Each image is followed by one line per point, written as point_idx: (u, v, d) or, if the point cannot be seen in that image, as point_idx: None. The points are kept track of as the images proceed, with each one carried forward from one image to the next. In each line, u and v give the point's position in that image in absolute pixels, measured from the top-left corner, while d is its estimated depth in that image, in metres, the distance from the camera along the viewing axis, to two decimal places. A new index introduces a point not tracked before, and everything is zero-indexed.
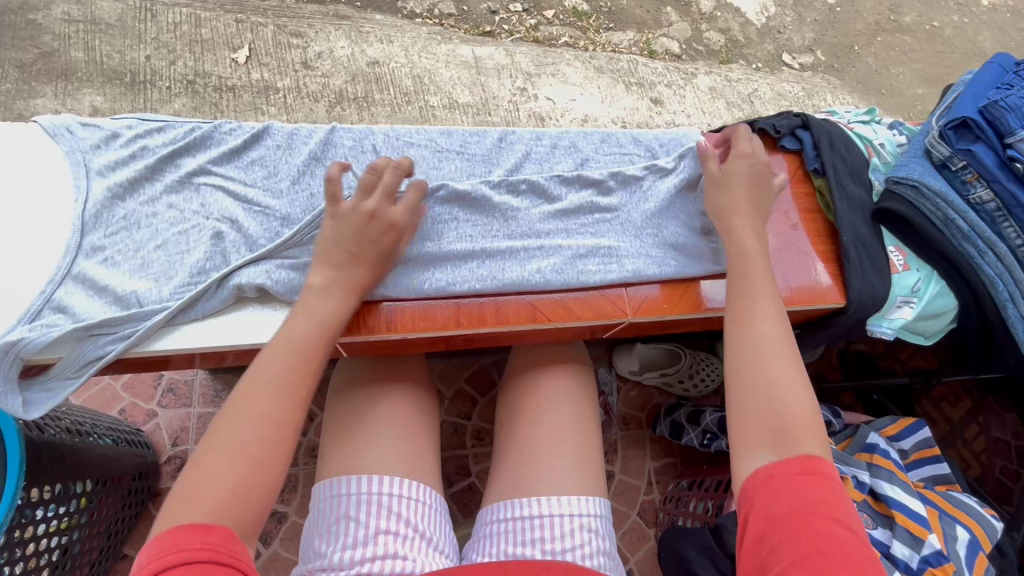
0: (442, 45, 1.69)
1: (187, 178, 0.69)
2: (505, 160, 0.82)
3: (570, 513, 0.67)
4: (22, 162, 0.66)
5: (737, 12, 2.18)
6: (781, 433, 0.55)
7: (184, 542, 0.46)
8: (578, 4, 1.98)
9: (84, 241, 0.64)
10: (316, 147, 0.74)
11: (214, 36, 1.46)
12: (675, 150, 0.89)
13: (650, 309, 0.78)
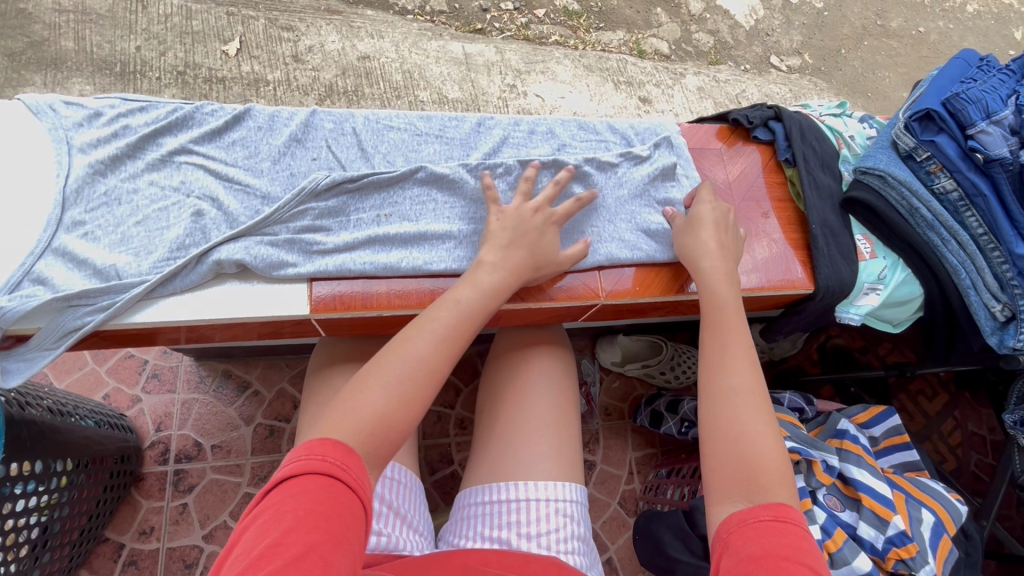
0: (432, 42, 1.71)
1: (169, 156, 0.70)
2: (482, 144, 0.81)
3: (547, 498, 0.69)
4: (4, 138, 0.66)
5: (726, 14, 2.21)
6: (751, 482, 0.58)
7: (331, 453, 0.52)
8: (568, 4, 2.00)
9: (65, 216, 0.64)
10: (296, 129, 0.74)
11: (204, 28, 1.47)
12: (650, 139, 0.90)
13: (623, 292, 0.80)
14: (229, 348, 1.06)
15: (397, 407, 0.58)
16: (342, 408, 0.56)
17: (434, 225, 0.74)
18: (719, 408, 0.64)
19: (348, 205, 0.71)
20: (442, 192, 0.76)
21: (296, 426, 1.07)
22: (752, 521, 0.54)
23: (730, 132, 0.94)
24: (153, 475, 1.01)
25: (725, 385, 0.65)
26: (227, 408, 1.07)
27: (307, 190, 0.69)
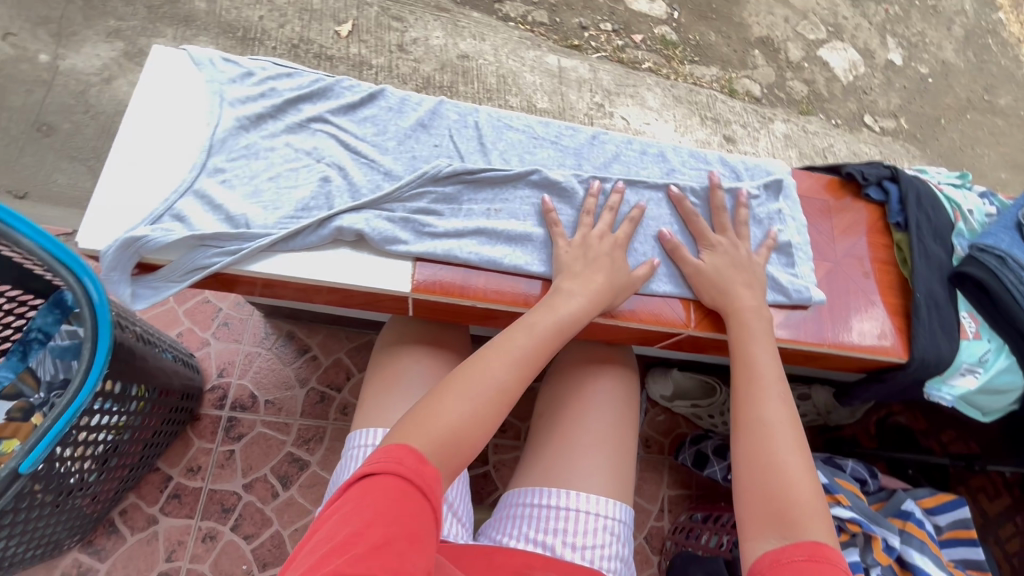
0: (530, 51, 1.75)
1: (306, 122, 0.74)
2: (594, 157, 0.82)
3: (596, 512, 0.68)
4: (164, 81, 0.72)
5: (825, 66, 2.16)
6: (784, 517, 0.54)
7: (407, 461, 0.52)
8: (667, 33, 2.01)
9: (209, 162, 0.69)
10: (424, 116, 0.78)
11: (323, 8, 1.55)
12: (759, 178, 0.85)
13: (712, 324, 0.76)
14: (300, 311, 1.10)
15: (469, 428, 0.58)
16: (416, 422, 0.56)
17: (537, 227, 0.74)
18: (746, 440, 0.61)
19: (462, 194, 0.74)
20: (552, 199, 0.76)
21: (346, 398, 1.10)
22: (785, 556, 0.51)
23: (841, 185, 0.92)
24: (209, 417, 1.05)
25: (758, 417, 0.62)
26: (285, 367, 1.11)
27: (430, 174, 0.72)
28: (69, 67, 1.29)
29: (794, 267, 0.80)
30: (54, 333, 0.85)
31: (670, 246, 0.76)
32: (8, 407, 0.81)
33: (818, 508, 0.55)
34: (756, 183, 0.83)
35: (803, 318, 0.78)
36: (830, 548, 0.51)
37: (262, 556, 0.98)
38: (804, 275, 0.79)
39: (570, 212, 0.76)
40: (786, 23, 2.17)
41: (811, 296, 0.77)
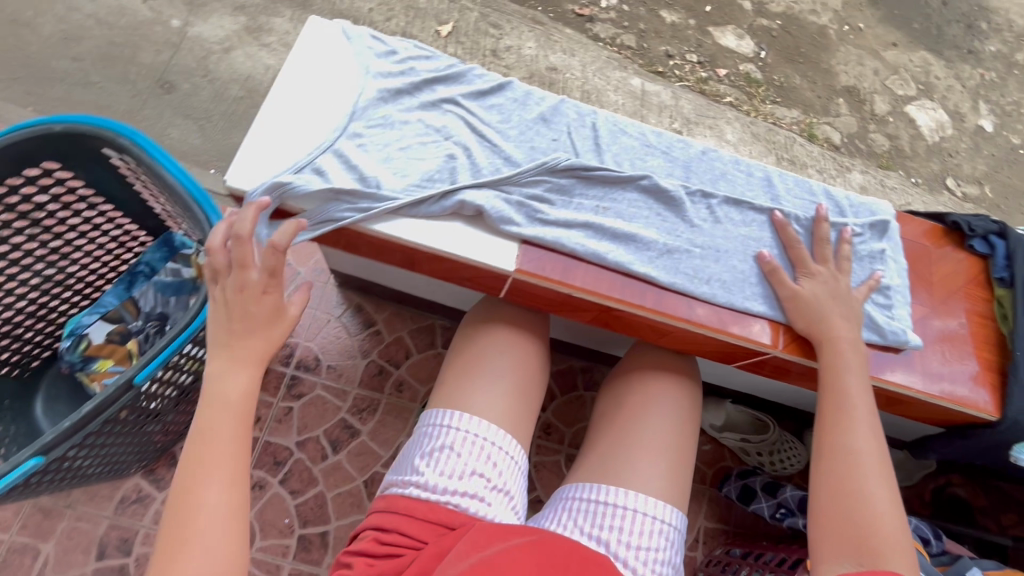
0: (616, 72, 1.79)
1: (438, 102, 0.78)
2: (702, 171, 0.82)
3: (653, 515, 0.68)
4: (316, 48, 0.77)
5: (911, 123, 2.11)
6: (863, 547, 0.57)
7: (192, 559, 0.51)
8: (751, 71, 2.01)
9: (350, 126, 0.74)
10: (546, 110, 0.81)
11: (427, 7, 1.63)
12: (863, 217, 0.82)
13: (800, 350, 0.74)
14: (373, 285, 1.15)
15: (237, 488, 0.56)
16: (177, 507, 0.54)
17: (642, 229, 0.75)
18: (830, 466, 0.64)
19: (574, 188, 0.76)
20: (660, 206, 0.77)
21: (402, 375, 1.13)
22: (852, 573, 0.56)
23: (943, 234, 0.89)
24: (274, 372, 1.10)
25: (847, 450, 0.64)
26: (350, 337, 1.15)
27: (549, 165, 0.75)
28: (196, 34, 1.39)
29: (890, 308, 0.78)
30: (159, 269, 0.91)
31: (767, 268, 0.75)
32: (108, 329, 0.89)
33: (901, 541, 0.58)
34: (860, 220, 0.80)
35: (892, 359, 0.76)
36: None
37: (304, 513, 1.01)
38: (901, 317, 0.78)
39: (671, 218, 0.77)
40: (874, 75, 2.14)
41: (907, 338, 0.75)
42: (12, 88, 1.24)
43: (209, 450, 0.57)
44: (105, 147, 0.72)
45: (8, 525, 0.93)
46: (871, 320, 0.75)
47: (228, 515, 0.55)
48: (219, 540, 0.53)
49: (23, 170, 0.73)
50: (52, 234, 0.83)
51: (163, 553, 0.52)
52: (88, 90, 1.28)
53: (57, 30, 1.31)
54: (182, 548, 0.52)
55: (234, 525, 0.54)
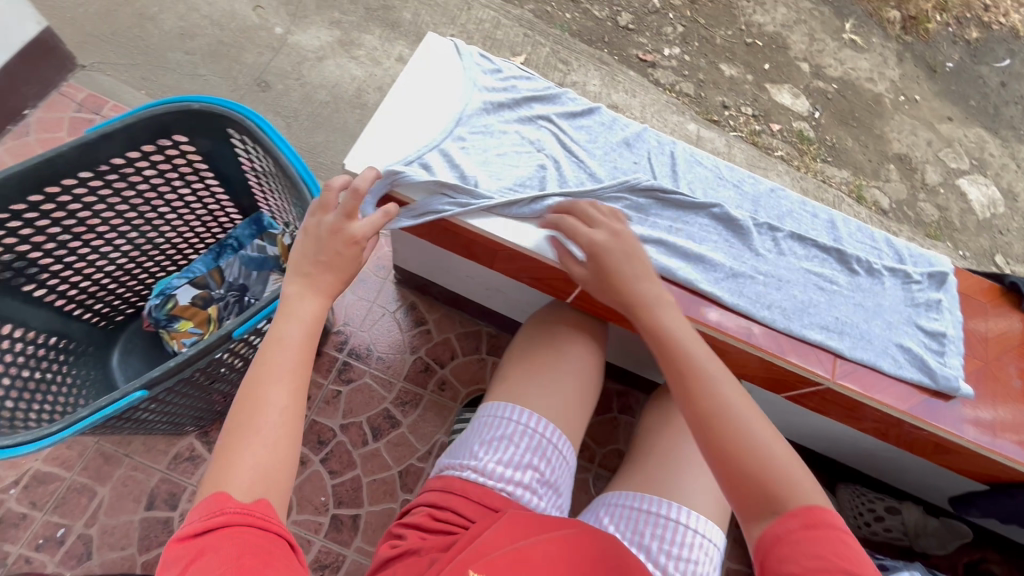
0: (674, 116, 1.88)
1: (534, 118, 0.85)
2: (770, 207, 0.86)
3: (694, 528, 0.74)
4: (428, 59, 0.86)
5: (962, 197, 2.11)
6: (768, 496, 0.55)
7: (231, 505, 0.53)
8: (805, 129, 2.05)
9: (455, 130, 0.81)
10: (630, 135, 0.87)
11: (503, 39, 1.75)
12: (922, 267, 0.84)
13: (854, 383, 0.74)
14: (429, 287, 1.21)
15: (300, 397, 0.61)
16: (248, 401, 0.58)
17: (710, 252, 0.79)
18: (717, 424, 0.58)
19: (651, 207, 0.81)
20: (728, 233, 0.82)
21: (446, 374, 1.18)
22: (786, 539, 0.53)
23: (1000, 294, 0.89)
24: (328, 356, 1.16)
25: (709, 396, 0.59)
26: (402, 333, 1.20)
27: (631, 183, 0.80)
28: (295, 42, 1.52)
29: (943, 356, 0.78)
30: (246, 244, 0.99)
31: (824, 304, 0.78)
32: (194, 293, 0.97)
33: (795, 467, 0.56)
34: (919, 269, 0.83)
35: (943, 407, 0.75)
36: (823, 511, 0.53)
37: (340, 494, 1.05)
38: (954, 365, 0.77)
39: (737, 246, 0.81)
40: (928, 146, 2.14)
41: (959, 386, 0.74)
42: (130, 72, 1.37)
43: (281, 357, 0.61)
44: (232, 128, 0.80)
45: (72, 465, 0.99)
46: (924, 365, 0.76)
47: (287, 419, 0.59)
48: (274, 440, 0.57)
49: (158, 139, 0.80)
50: (162, 199, 0.90)
51: (229, 439, 0.57)
52: (194, 81, 1.40)
53: (175, 26, 1.45)
54: (252, 437, 0.57)
55: (290, 427, 0.59)
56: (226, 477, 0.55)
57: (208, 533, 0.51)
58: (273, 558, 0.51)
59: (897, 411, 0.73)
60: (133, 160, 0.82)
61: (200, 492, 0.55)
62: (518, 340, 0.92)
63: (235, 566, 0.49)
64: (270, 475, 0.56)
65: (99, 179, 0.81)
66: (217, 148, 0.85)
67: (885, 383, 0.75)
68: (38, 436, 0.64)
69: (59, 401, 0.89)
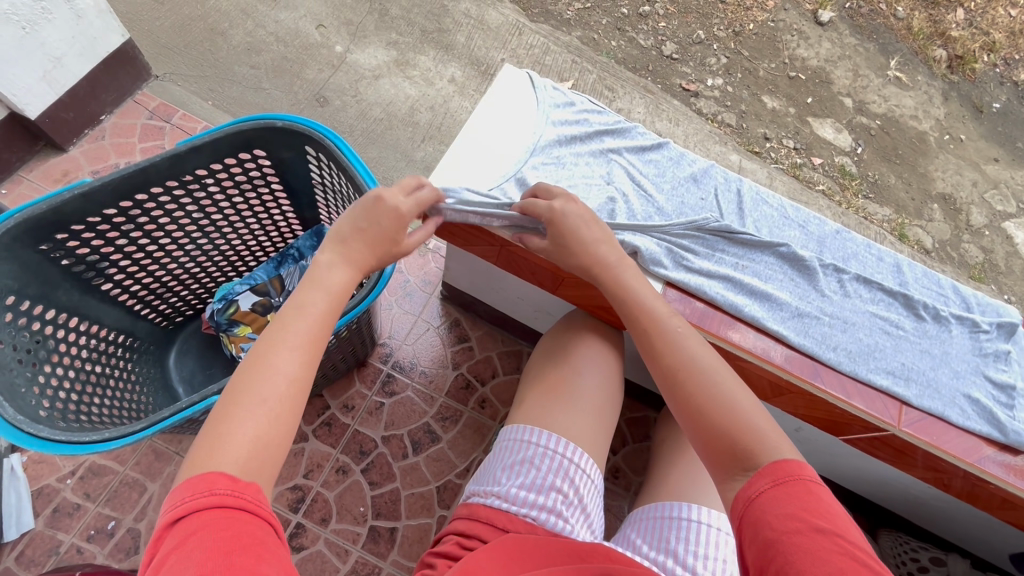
0: (716, 146, 1.89)
1: (605, 151, 0.88)
2: (836, 249, 0.86)
3: (716, 527, 0.75)
4: (510, 89, 0.89)
5: (1009, 240, 2.05)
6: (739, 454, 0.58)
7: (218, 487, 0.50)
8: (847, 164, 2.03)
9: (529, 160, 0.84)
10: (699, 171, 0.88)
11: (552, 65, 1.79)
12: (992, 316, 0.83)
13: (920, 432, 0.73)
14: (474, 304, 1.23)
15: (306, 367, 0.60)
16: (251, 367, 0.58)
17: (777, 291, 0.80)
18: (685, 385, 0.64)
19: (717, 244, 0.83)
20: (793, 273, 0.83)
21: (487, 393, 1.19)
22: (759, 497, 0.54)
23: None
24: (373, 367, 1.18)
25: (678, 361, 0.65)
26: (445, 348, 1.22)
27: (698, 223, 0.82)
28: (354, 61, 1.57)
29: (1012, 409, 0.76)
30: (306, 254, 1.02)
31: (888, 350, 0.78)
32: (255, 300, 1.00)
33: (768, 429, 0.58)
34: (988, 318, 0.82)
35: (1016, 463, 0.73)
36: (796, 470, 0.54)
37: (378, 505, 1.06)
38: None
39: (803, 286, 0.82)
40: (973, 186, 2.11)
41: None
42: (199, 83, 1.44)
43: (294, 328, 0.61)
44: (310, 145, 0.83)
45: (125, 460, 1.02)
46: (994, 418, 0.74)
47: (288, 391, 0.58)
48: (269, 414, 0.56)
49: (239, 153, 0.84)
50: (234, 209, 0.93)
51: (227, 410, 0.56)
52: (258, 94, 1.47)
53: (243, 41, 1.52)
54: (252, 407, 0.55)
55: (291, 399, 0.58)
56: (216, 450, 0.53)
57: (194, 513, 0.48)
58: (264, 542, 0.48)
59: (965, 462, 0.71)
60: (215, 171, 0.85)
61: (182, 472, 0.52)
62: (539, 364, 0.94)
63: (224, 546, 0.46)
64: (262, 449, 0.55)
65: (183, 188, 0.85)
66: (290, 164, 0.89)
67: (952, 433, 0.74)
68: (125, 433, 0.67)
69: (126, 399, 0.91)
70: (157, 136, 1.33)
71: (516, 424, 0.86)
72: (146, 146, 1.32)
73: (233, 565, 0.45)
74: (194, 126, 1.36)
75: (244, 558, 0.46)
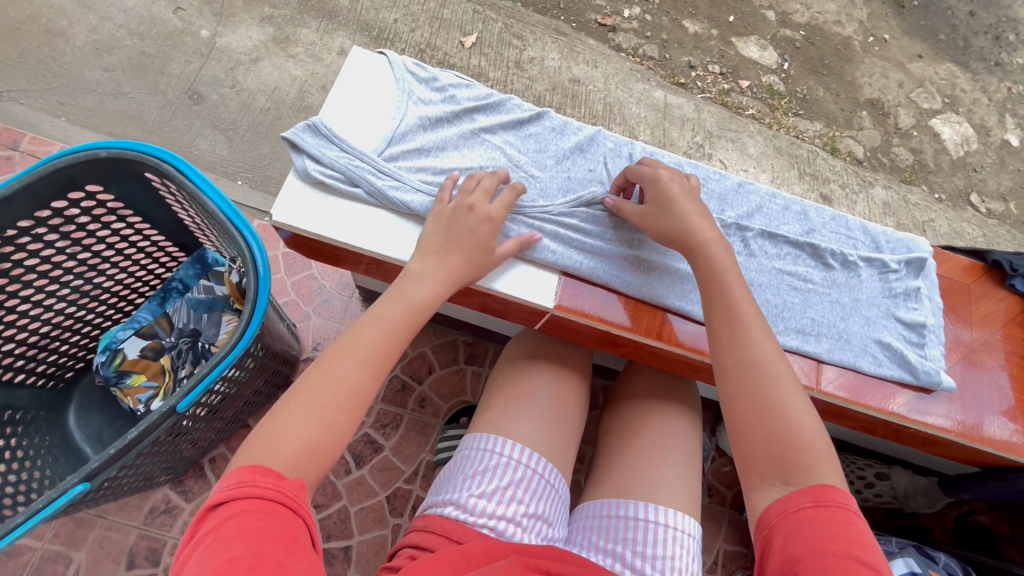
0: (639, 84, 1.78)
1: (478, 132, 0.88)
2: (740, 205, 0.88)
3: (671, 525, 0.73)
4: (369, 75, 0.87)
5: (936, 137, 2.05)
6: (784, 463, 0.57)
7: (262, 482, 0.51)
8: (774, 83, 1.97)
9: (388, 150, 0.83)
10: (583, 140, 0.92)
11: (452, 18, 1.63)
12: (901, 253, 0.89)
13: (838, 392, 0.78)
14: None
15: (369, 381, 0.60)
16: (318, 369, 0.59)
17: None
18: (746, 383, 0.62)
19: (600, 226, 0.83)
20: None
21: (425, 391, 1.14)
22: (797, 513, 0.54)
23: (983, 271, 0.92)
24: None
25: (749, 357, 0.63)
26: None
27: (585, 200, 0.85)
28: (225, 45, 1.40)
29: (923, 347, 0.82)
30: (193, 286, 0.92)
31: (797, 306, 0.81)
32: (143, 344, 0.91)
33: (818, 445, 0.58)
34: (897, 257, 0.87)
35: (923, 399, 0.80)
36: (837, 491, 0.55)
37: (328, 527, 1.02)
38: (934, 358, 0.81)
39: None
40: (899, 88, 2.07)
41: (941, 379, 0.79)
42: (46, 98, 1.27)
43: (366, 341, 0.61)
44: (148, 171, 0.73)
45: (42, 534, 0.94)
46: (906, 361, 0.80)
47: (349, 399, 0.58)
48: (324, 421, 0.56)
49: (69, 193, 0.74)
50: (91, 252, 0.83)
51: (286, 405, 0.57)
52: (119, 100, 1.30)
53: (89, 41, 1.33)
54: (309, 413, 0.56)
55: (349, 409, 0.58)
56: (267, 446, 0.54)
57: (236, 499, 0.49)
58: (299, 539, 0.48)
59: (885, 413, 0.78)
60: (46, 220, 0.75)
61: (238, 456, 0.54)
62: (493, 376, 0.91)
63: (257, 534, 0.47)
64: (311, 454, 0.55)
65: (14, 245, 0.75)
66: (134, 194, 0.79)
67: (869, 384, 0.79)
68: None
69: (13, 480, 0.82)
70: (7, 168, 1.17)
71: (480, 432, 0.82)
72: None
73: (263, 554, 0.46)
74: (47, 150, 1.20)
75: (275, 550, 0.46)
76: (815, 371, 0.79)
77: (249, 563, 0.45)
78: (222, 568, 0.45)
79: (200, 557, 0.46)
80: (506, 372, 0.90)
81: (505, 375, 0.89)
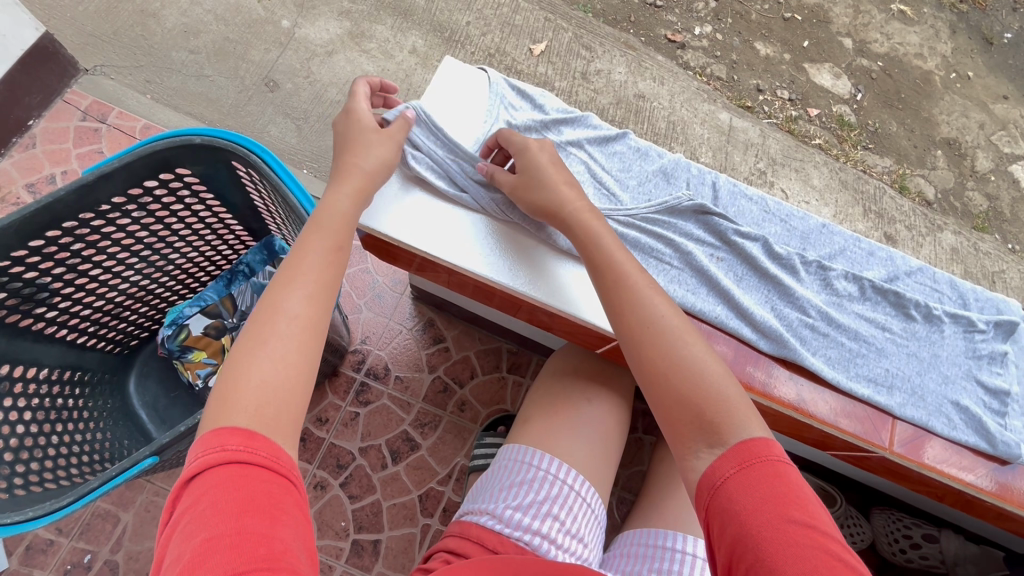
0: (705, 104, 1.75)
1: (564, 143, 0.88)
2: (821, 245, 0.87)
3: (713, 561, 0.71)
4: (463, 82, 0.90)
5: (1015, 184, 1.92)
6: (706, 424, 0.55)
7: (229, 443, 0.46)
8: (846, 114, 1.89)
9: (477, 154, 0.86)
10: (668, 164, 0.90)
11: (523, 25, 1.63)
12: (989, 313, 0.85)
13: (912, 454, 0.76)
14: (448, 304, 1.17)
15: (315, 306, 0.56)
16: (262, 311, 0.55)
17: (746, 298, 0.80)
18: (646, 342, 0.61)
19: (667, 253, 0.82)
20: (750, 272, 0.83)
21: (466, 396, 1.15)
22: (727, 482, 0.51)
23: None
24: (345, 376, 1.13)
25: (639, 319, 0.62)
26: (420, 350, 1.17)
27: (670, 206, 0.83)
28: (304, 36, 1.44)
29: (1004, 416, 0.79)
30: (257, 270, 0.95)
31: (874, 356, 0.80)
32: (207, 322, 0.94)
33: (728, 396, 0.56)
34: (985, 317, 0.83)
35: (1001, 471, 0.76)
36: (756, 441, 0.53)
37: (360, 518, 1.04)
38: (1015, 429, 0.78)
39: (774, 295, 0.82)
40: (979, 129, 1.96)
41: (1020, 453, 0.75)
42: (134, 75, 1.33)
43: (304, 271, 0.58)
44: (235, 160, 0.76)
45: None
46: (983, 428, 0.77)
47: (302, 330, 0.54)
48: (278, 361, 0.52)
49: (159, 174, 0.77)
50: (170, 230, 0.86)
51: (239, 356, 0.52)
52: (200, 82, 1.35)
53: (179, 23, 1.39)
54: (260, 353, 0.52)
55: (303, 341, 0.54)
56: (228, 402, 0.49)
57: (210, 468, 0.45)
58: (282, 503, 0.44)
59: (961, 483, 0.74)
60: (135, 196, 0.78)
61: (201, 426, 0.48)
62: (537, 387, 0.92)
63: (235, 507, 0.42)
64: (276, 396, 0.50)
65: (104, 219, 0.78)
66: (216, 179, 0.82)
67: (941, 448, 0.77)
68: (50, 509, 0.66)
69: (78, 440, 0.86)
70: (93, 139, 1.25)
71: (517, 444, 0.83)
72: (82, 151, 1.23)
73: (246, 529, 0.42)
74: (132, 125, 1.27)
75: (258, 522, 0.42)
76: (888, 430, 0.77)
77: (232, 539, 0.41)
78: (204, 548, 0.41)
79: (177, 540, 0.42)
80: (553, 386, 0.90)
81: (550, 388, 0.90)
